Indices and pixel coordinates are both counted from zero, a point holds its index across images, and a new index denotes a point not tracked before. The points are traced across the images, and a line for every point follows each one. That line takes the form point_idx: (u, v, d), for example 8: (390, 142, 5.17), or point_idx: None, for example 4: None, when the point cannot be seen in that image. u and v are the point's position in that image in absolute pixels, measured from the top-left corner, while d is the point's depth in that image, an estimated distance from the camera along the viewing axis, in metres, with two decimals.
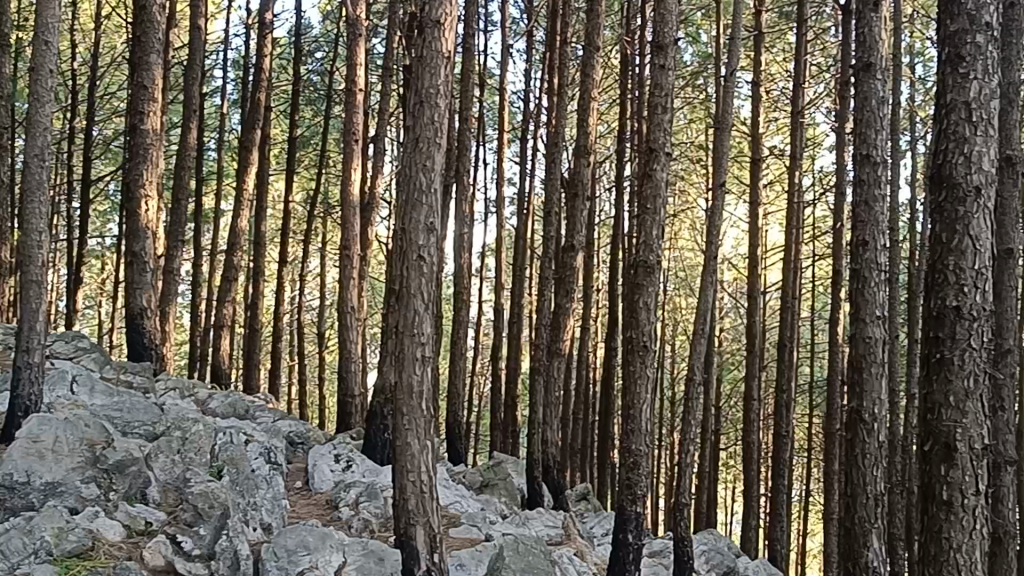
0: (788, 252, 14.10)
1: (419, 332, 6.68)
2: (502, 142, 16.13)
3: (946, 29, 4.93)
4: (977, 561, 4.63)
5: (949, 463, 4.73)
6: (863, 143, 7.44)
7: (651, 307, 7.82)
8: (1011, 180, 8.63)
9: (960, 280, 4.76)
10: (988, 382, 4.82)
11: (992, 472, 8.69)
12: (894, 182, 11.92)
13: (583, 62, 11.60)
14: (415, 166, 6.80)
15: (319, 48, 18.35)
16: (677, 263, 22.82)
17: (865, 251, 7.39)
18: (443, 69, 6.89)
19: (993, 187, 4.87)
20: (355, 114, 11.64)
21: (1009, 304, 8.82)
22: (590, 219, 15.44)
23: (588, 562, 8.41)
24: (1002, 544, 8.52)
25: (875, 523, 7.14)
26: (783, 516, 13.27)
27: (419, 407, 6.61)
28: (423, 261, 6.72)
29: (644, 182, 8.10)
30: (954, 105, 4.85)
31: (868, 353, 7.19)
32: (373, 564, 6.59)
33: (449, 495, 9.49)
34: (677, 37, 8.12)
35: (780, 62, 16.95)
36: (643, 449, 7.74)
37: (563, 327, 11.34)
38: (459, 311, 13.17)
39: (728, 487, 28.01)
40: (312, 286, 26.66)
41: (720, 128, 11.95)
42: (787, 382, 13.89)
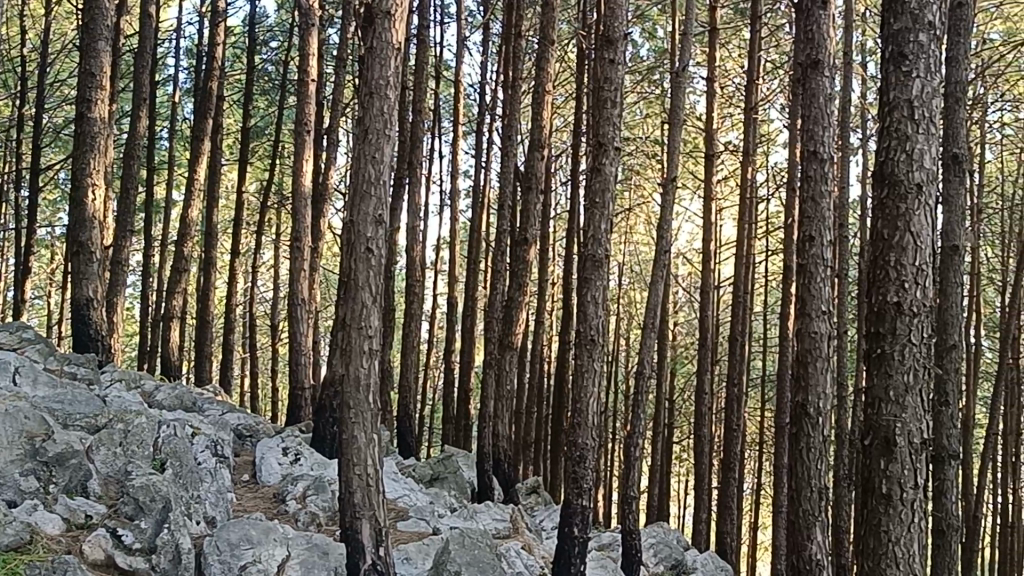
0: (741, 247, 14.10)
1: (367, 324, 6.63)
2: (457, 135, 16.09)
3: (890, 27, 4.96)
4: (914, 554, 4.68)
5: (889, 456, 4.76)
6: (810, 139, 7.43)
7: (598, 302, 7.84)
8: (958, 177, 8.76)
9: (901, 275, 4.79)
10: (929, 377, 4.87)
11: (936, 468, 8.75)
12: (843, 177, 12.01)
13: (538, 54, 11.55)
14: (363, 158, 6.76)
15: (274, 37, 18.17)
16: (631, 257, 22.87)
17: (811, 247, 7.47)
18: (392, 60, 6.84)
19: (934, 185, 4.92)
20: (309, 105, 11.53)
21: (954, 299, 8.89)
22: (545, 212, 15.43)
23: (535, 555, 8.40)
24: (944, 537, 8.59)
25: (818, 516, 7.25)
26: (733, 509, 13.35)
27: (366, 400, 6.57)
28: (370, 254, 6.67)
29: (592, 176, 8.09)
30: (897, 103, 4.89)
31: (813, 348, 7.25)
32: (316, 557, 6.60)
33: (397, 489, 9.48)
34: (627, 32, 8.15)
35: (733, 59, 17.04)
36: (590, 443, 7.73)
37: (515, 320, 11.30)
38: (411, 304, 13.11)
39: (681, 480, 28.20)
40: (265, 277, 26.44)
41: (673, 124, 11.98)
42: (737, 376, 13.97)
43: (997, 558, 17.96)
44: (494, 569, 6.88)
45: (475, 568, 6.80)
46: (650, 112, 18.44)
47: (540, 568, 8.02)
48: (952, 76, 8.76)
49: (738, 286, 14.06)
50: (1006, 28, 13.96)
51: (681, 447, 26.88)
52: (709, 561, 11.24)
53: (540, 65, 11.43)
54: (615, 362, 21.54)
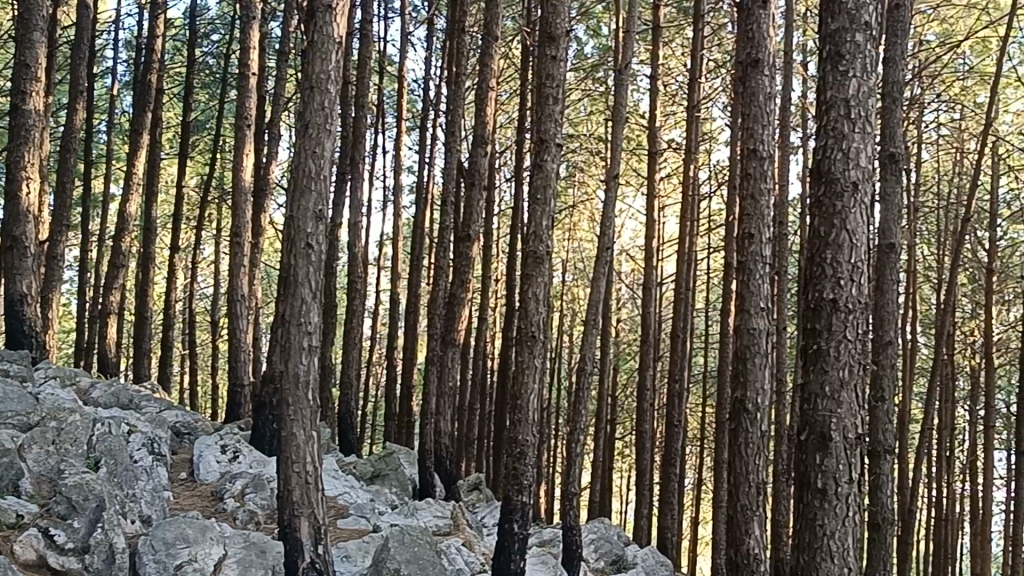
0: (682, 245, 14.19)
1: (306, 321, 6.57)
2: (401, 130, 16.02)
3: (828, 27, 5.01)
4: (849, 548, 4.74)
5: (824, 452, 4.81)
6: (750, 137, 7.47)
7: (540, 299, 7.84)
8: (894, 177, 8.91)
9: (837, 273, 4.84)
10: (863, 373, 4.92)
11: (871, 462, 8.87)
12: (782, 176, 12.12)
13: (481, 51, 11.52)
14: (303, 153, 6.69)
15: (215, 30, 17.94)
16: (575, 253, 22.94)
17: (751, 244, 7.53)
18: (334, 54, 6.79)
19: (869, 183, 4.98)
20: (250, 100, 11.39)
21: (890, 295, 9.00)
22: (489, 209, 15.38)
23: (475, 553, 8.39)
24: (881, 530, 8.67)
25: (756, 510, 7.32)
26: (674, 505, 13.41)
27: (305, 398, 6.48)
28: (310, 249, 6.61)
29: (533, 173, 8.09)
30: (834, 102, 4.94)
31: (751, 344, 7.33)
32: (254, 555, 6.53)
33: (337, 487, 9.43)
34: (568, 29, 8.18)
35: (677, 57, 17.13)
36: (531, 440, 7.72)
37: (457, 317, 11.25)
38: (353, 300, 13.01)
39: (624, 476, 28.34)
40: (206, 273, 26.12)
41: (616, 121, 12.02)
42: (678, 373, 14.06)
43: (931, 552, 18.30)
44: (434, 567, 6.85)
45: (415, 565, 6.77)
46: (595, 109, 18.48)
47: (480, 565, 8.00)
48: (889, 76, 8.92)
49: (679, 282, 14.14)
50: (942, 30, 14.19)
51: (623, 442, 27.04)
52: (650, 556, 11.28)
53: (483, 61, 11.39)
54: (558, 359, 21.58)
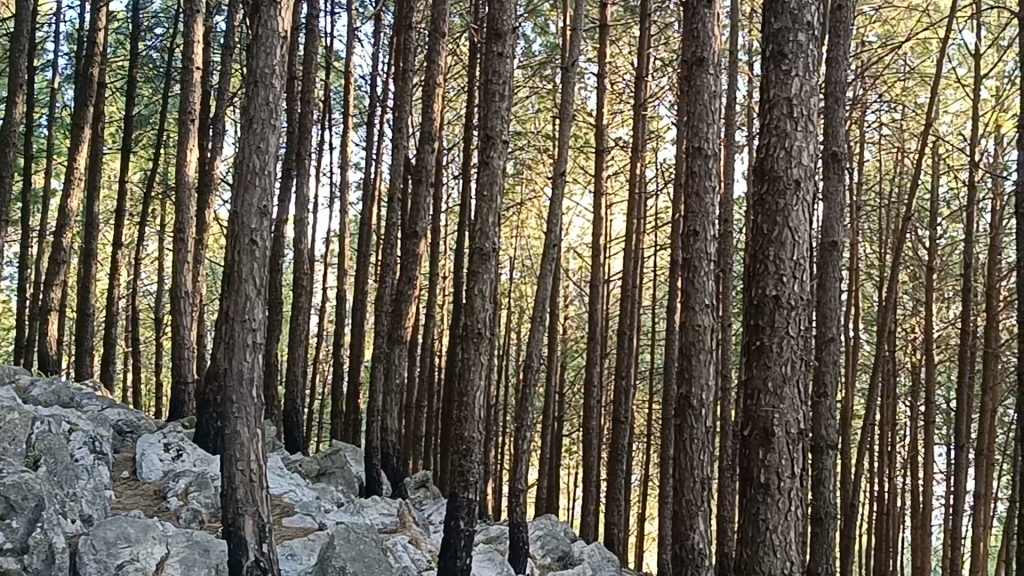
0: (629, 242, 14.25)
1: (250, 318, 6.50)
2: (348, 126, 15.91)
3: (770, 26, 5.04)
4: (791, 541, 4.80)
5: (767, 447, 4.85)
6: (695, 135, 7.51)
7: (486, 295, 7.84)
8: (836, 175, 9.03)
9: (779, 270, 4.89)
10: (804, 368, 4.98)
11: (813, 457, 8.96)
12: (727, 174, 12.21)
13: (428, 47, 11.45)
14: (248, 148, 6.63)
15: (159, 23, 17.69)
16: (522, 250, 22.96)
17: (695, 241, 7.56)
18: (278, 48, 6.73)
19: (811, 182, 5.05)
20: (193, 95, 11.25)
21: (832, 293, 9.09)
22: (436, 206, 15.33)
23: (422, 550, 8.39)
24: (822, 525, 8.76)
25: (701, 506, 7.39)
26: (620, 501, 13.46)
27: (249, 395, 6.42)
28: (255, 246, 6.54)
29: (480, 169, 8.09)
30: (777, 101, 4.99)
31: (696, 341, 7.41)
32: (197, 555, 6.45)
33: (281, 485, 9.38)
34: (514, 25, 8.17)
35: (624, 56, 17.21)
36: (477, 437, 7.72)
37: (404, 314, 11.20)
38: (299, 297, 12.91)
39: (571, 472, 28.45)
40: (150, 269, 25.80)
41: (563, 119, 12.04)
42: (624, 370, 14.13)
43: (873, 544, 18.59)
44: (379, 563, 6.84)
45: (361, 562, 6.75)
46: (542, 107, 18.50)
47: (426, 563, 8.00)
48: (832, 76, 9.04)
49: (626, 280, 14.20)
50: (883, 31, 14.39)
51: (570, 438, 27.13)
52: (596, 552, 11.32)
53: (431, 58, 11.36)
54: (506, 356, 21.57)
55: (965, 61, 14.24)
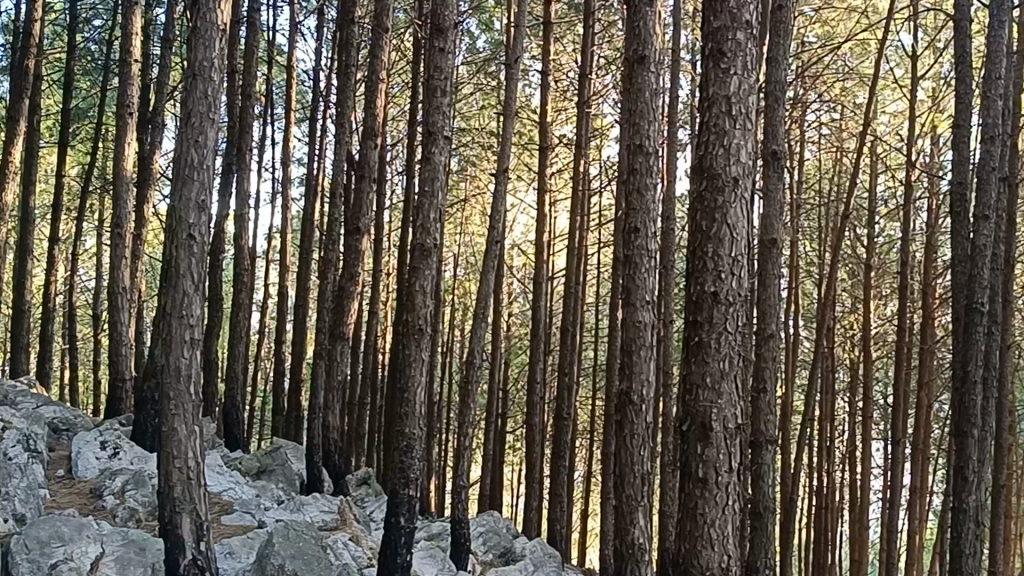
0: (573, 239, 14.26)
1: (188, 313, 6.41)
2: (290, 121, 15.75)
3: (709, 25, 5.08)
4: (728, 534, 4.86)
5: (705, 442, 4.89)
6: (636, 133, 7.54)
7: (427, 291, 7.82)
8: (776, 173, 9.11)
9: (717, 266, 4.93)
10: (742, 364, 5.03)
11: (752, 452, 9.02)
12: (669, 170, 12.27)
13: (370, 41, 11.37)
14: (185, 142, 6.54)
15: (96, 15, 17.38)
16: (466, 247, 22.92)
17: (636, 238, 7.59)
18: (217, 41, 6.65)
19: (749, 179, 5.10)
20: (132, 88, 11.06)
21: (772, 289, 9.15)
22: (379, 202, 15.24)
23: (362, 547, 8.34)
24: (762, 519, 8.83)
25: (641, 500, 7.45)
26: (563, 498, 13.48)
27: (187, 391, 6.33)
28: (193, 241, 6.46)
29: (421, 165, 8.05)
30: (716, 98, 5.02)
31: (637, 337, 7.46)
32: (133, 553, 6.40)
33: (220, 483, 9.29)
34: (456, 21, 8.15)
35: (568, 54, 17.25)
36: (417, 433, 7.69)
37: (346, 311, 11.12)
38: (240, 293, 12.76)
39: (514, 469, 28.47)
40: (88, 264, 25.41)
41: (506, 115, 12.04)
42: (567, 367, 14.16)
43: (811, 539, 18.82)
44: (318, 561, 6.80)
45: (300, 560, 6.70)
46: (487, 104, 18.49)
47: (367, 561, 7.96)
48: (773, 76, 9.14)
49: (569, 277, 14.24)
50: (823, 32, 14.57)
51: (514, 435, 27.15)
52: (537, 549, 11.33)
53: (374, 54, 11.30)
54: (450, 353, 21.52)
55: (902, 62, 14.48)
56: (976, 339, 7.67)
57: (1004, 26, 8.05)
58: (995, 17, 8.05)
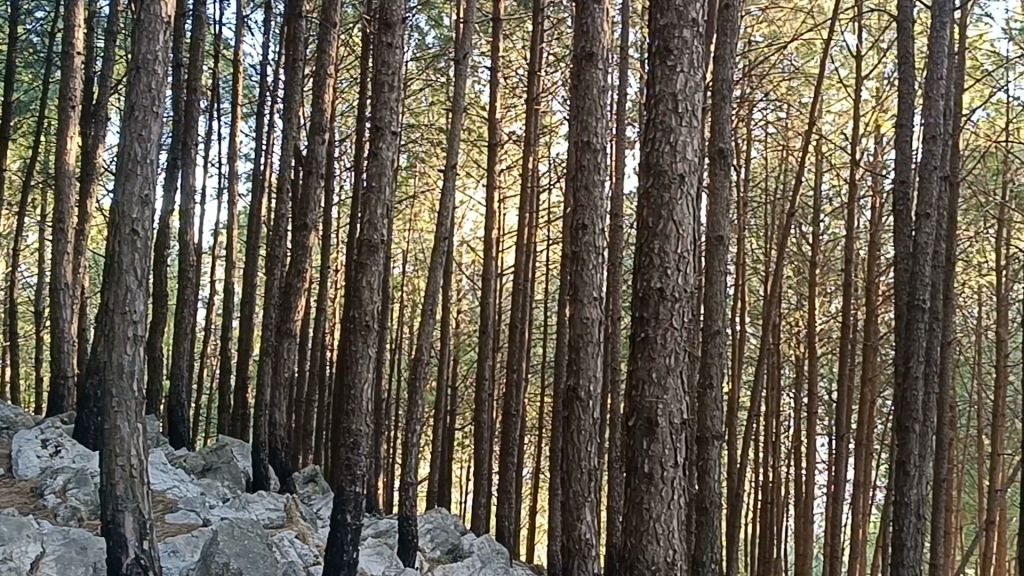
0: (521, 235, 14.25)
1: (131, 309, 6.31)
2: (237, 116, 15.59)
3: (656, 22, 5.10)
4: (673, 529, 4.89)
5: (651, 437, 4.91)
6: (584, 129, 7.56)
7: (374, 288, 7.78)
8: (723, 170, 9.17)
9: (664, 262, 4.96)
10: (687, 359, 5.06)
11: (698, 448, 9.06)
12: (618, 166, 12.30)
13: (318, 35, 11.27)
14: (129, 136, 6.45)
15: (39, 8, 17.07)
16: (415, 244, 22.85)
17: (584, 234, 7.60)
18: (162, 34, 6.57)
19: (694, 176, 5.13)
20: (75, 81, 10.87)
21: (718, 285, 9.21)
22: (326, 198, 15.13)
23: (309, 545, 8.29)
24: (708, 514, 8.87)
25: (588, 496, 7.50)
26: (511, 494, 13.47)
27: (130, 388, 6.23)
28: (136, 236, 6.37)
29: (368, 160, 8.00)
30: (662, 96, 5.05)
31: (584, 333, 7.49)
32: (75, 553, 6.35)
33: (164, 481, 9.20)
34: (405, 17, 8.13)
35: (517, 50, 17.24)
36: (363, 430, 7.65)
37: (293, 308, 11.02)
38: (184, 289, 12.60)
39: (463, 466, 28.47)
40: (29, 259, 24.99)
41: (455, 112, 12.01)
42: (516, 363, 14.16)
43: (757, 533, 19.00)
44: (263, 559, 6.76)
45: (245, 558, 6.65)
46: (435, 100, 18.42)
47: (313, 559, 7.92)
48: (719, 74, 9.21)
49: (518, 273, 14.23)
50: (770, 31, 14.71)
51: (463, 433, 27.14)
52: (485, 545, 11.33)
53: (321, 48, 11.19)
54: (398, 349, 21.43)
55: (847, 62, 14.64)
56: (917, 334, 7.78)
57: (946, 27, 8.15)
58: (936, 18, 8.15)
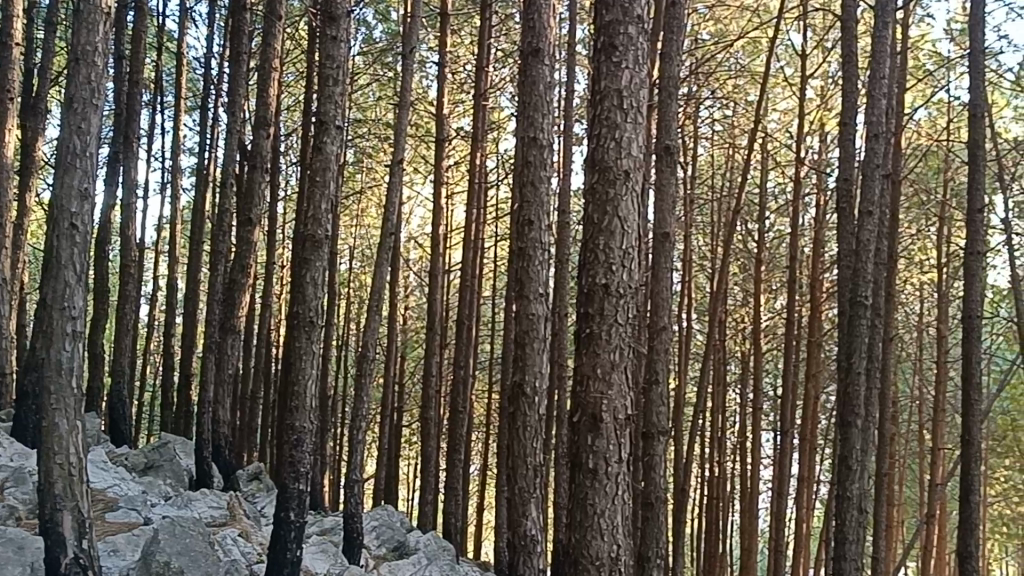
0: (468, 231, 14.19)
1: (70, 305, 6.18)
2: (180, 110, 15.38)
3: (602, 18, 5.09)
4: (618, 524, 4.89)
5: (596, 432, 4.90)
6: (530, 126, 7.55)
7: (318, 284, 7.69)
8: (669, 167, 9.19)
9: (609, 258, 4.95)
10: (631, 355, 5.07)
11: (644, 443, 9.05)
12: (565, 163, 12.29)
13: (263, 29, 11.14)
14: (68, 129, 6.32)
15: None
16: (362, 239, 22.73)
17: (529, 231, 7.56)
18: (101, 25, 6.47)
19: (639, 172, 5.14)
20: (12, 72, 10.62)
21: (664, 280, 9.21)
22: (271, 193, 14.97)
23: (252, 543, 8.22)
24: (654, 508, 8.87)
25: (533, 491, 7.49)
26: (458, 490, 13.43)
27: (69, 385, 6.09)
28: (74, 230, 6.24)
29: (312, 154, 7.91)
30: (608, 92, 5.04)
31: (530, 329, 7.46)
32: (12, 552, 6.15)
33: (105, 480, 9.07)
34: (349, 10, 8.06)
35: (465, 46, 17.18)
36: (307, 426, 7.58)
37: (237, 305, 10.89)
38: (126, 285, 12.39)
39: (410, 462, 28.38)
40: None
41: (401, 107, 11.93)
42: (463, 359, 14.12)
43: (703, 528, 19.13)
44: (205, 558, 6.68)
45: (187, 557, 6.56)
46: (383, 95, 18.29)
47: (256, 557, 7.86)
48: (665, 70, 9.24)
49: (465, 269, 14.16)
50: (716, 30, 14.79)
51: (409, 429, 27.05)
52: (431, 541, 11.31)
53: (266, 41, 11.05)
54: (344, 346, 21.29)
55: (792, 61, 14.77)
56: (860, 331, 7.87)
57: (889, 27, 8.22)
58: (878, 18, 8.23)
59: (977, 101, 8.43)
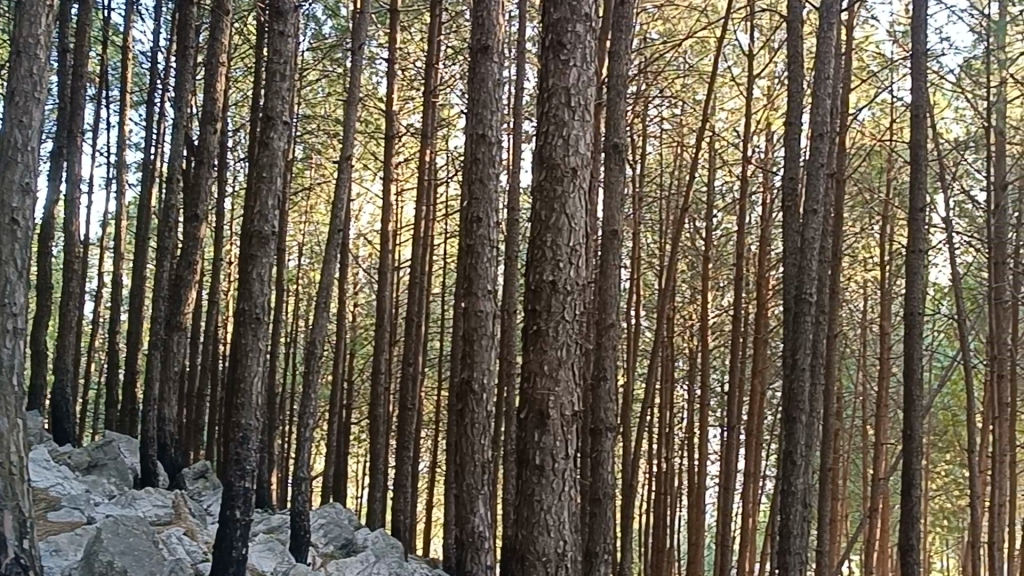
0: (418, 228, 14.16)
1: (11, 301, 6.06)
2: (126, 104, 15.19)
3: (549, 16, 5.10)
4: (564, 520, 4.92)
5: (542, 429, 4.93)
6: (479, 123, 7.56)
7: (264, 280, 7.64)
8: (617, 165, 9.24)
9: (556, 255, 4.98)
10: (578, 352, 5.10)
11: (591, 440, 9.08)
12: (514, 160, 12.30)
13: (210, 24, 11.03)
14: (9, 122, 6.23)
15: None
16: (311, 236, 22.59)
17: (478, 228, 7.54)
18: (44, 18, 6.40)
19: (586, 170, 5.17)
20: None
21: (612, 278, 9.25)
22: (219, 189, 14.82)
23: (197, 542, 8.16)
24: (601, 505, 8.90)
25: (480, 488, 7.51)
26: (407, 488, 13.39)
27: (10, 382, 5.97)
28: (16, 224, 6.13)
29: (259, 150, 7.86)
30: (555, 90, 5.07)
31: (478, 326, 7.47)
32: None
33: (47, 479, 8.94)
34: (297, 6, 8.01)
35: (414, 43, 17.13)
36: (253, 424, 7.52)
37: (183, 302, 10.78)
38: (70, 281, 12.20)
39: (359, 460, 28.27)
40: None
41: (349, 103, 11.87)
42: (412, 356, 14.08)
43: (651, 524, 19.25)
44: (150, 557, 6.63)
45: (131, 556, 6.50)
46: (332, 91, 18.19)
47: (201, 556, 7.82)
48: (614, 69, 9.28)
49: (414, 266, 14.12)
50: (665, 29, 14.88)
51: (359, 427, 26.95)
52: (379, 539, 11.27)
53: (213, 36, 10.94)
54: (293, 344, 21.14)
55: (740, 61, 14.90)
56: (803, 328, 8.00)
57: (834, 29, 8.30)
58: (824, 20, 8.31)
59: (919, 103, 8.55)
